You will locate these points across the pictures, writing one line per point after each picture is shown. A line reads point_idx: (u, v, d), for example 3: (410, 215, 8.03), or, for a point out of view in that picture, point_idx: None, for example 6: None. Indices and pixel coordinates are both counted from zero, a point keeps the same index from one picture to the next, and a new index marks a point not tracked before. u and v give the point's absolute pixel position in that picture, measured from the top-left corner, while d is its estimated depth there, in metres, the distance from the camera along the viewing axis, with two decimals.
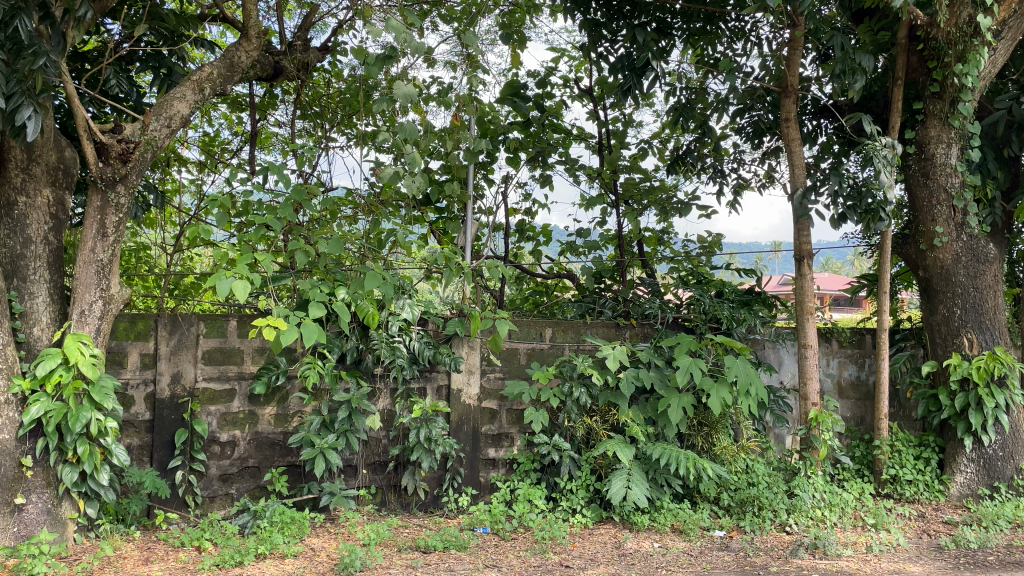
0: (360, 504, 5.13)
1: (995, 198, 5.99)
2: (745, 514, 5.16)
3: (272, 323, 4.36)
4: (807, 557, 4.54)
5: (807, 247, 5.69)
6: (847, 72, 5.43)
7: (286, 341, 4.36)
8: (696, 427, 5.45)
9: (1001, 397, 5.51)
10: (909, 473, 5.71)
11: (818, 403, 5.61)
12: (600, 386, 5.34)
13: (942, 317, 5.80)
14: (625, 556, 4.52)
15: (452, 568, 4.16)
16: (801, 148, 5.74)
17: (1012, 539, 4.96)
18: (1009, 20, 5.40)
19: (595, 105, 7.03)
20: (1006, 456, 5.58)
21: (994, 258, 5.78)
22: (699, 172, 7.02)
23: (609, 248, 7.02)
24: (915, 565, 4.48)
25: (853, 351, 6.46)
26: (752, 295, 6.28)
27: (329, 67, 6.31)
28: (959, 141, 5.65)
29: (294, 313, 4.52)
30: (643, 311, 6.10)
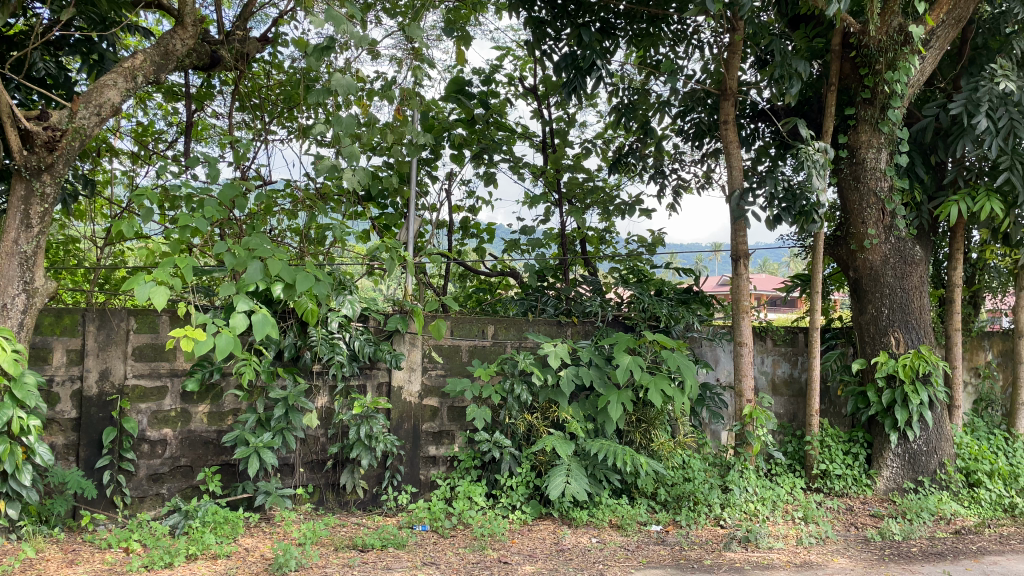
0: (297, 504, 5.05)
1: (922, 202, 6.20)
2: (681, 509, 5.24)
3: (187, 334, 4.12)
4: (739, 550, 4.64)
5: (743, 248, 5.81)
6: (784, 76, 5.56)
7: (201, 352, 4.11)
8: (634, 423, 5.52)
9: (925, 394, 5.71)
10: (838, 468, 5.88)
11: (752, 399, 5.74)
12: (541, 384, 5.37)
13: (870, 317, 5.99)
14: (563, 552, 4.55)
15: (389, 567, 4.12)
16: (738, 150, 5.87)
17: (933, 530, 5.15)
18: (937, 30, 5.60)
19: (539, 104, 7.05)
20: (929, 451, 5.80)
21: (920, 259, 6.01)
22: (641, 172, 7.10)
23: (553, 247, 7.02)
24: (842, 557, 4.62)
25: (786, 349, 6.62)
26: (691, 295, 6.39)
27: (270, 58, 6.20)
28: (888, 146, 5.83)
29: (214, 322, 4.29)
30: (584, 309, 6.17)
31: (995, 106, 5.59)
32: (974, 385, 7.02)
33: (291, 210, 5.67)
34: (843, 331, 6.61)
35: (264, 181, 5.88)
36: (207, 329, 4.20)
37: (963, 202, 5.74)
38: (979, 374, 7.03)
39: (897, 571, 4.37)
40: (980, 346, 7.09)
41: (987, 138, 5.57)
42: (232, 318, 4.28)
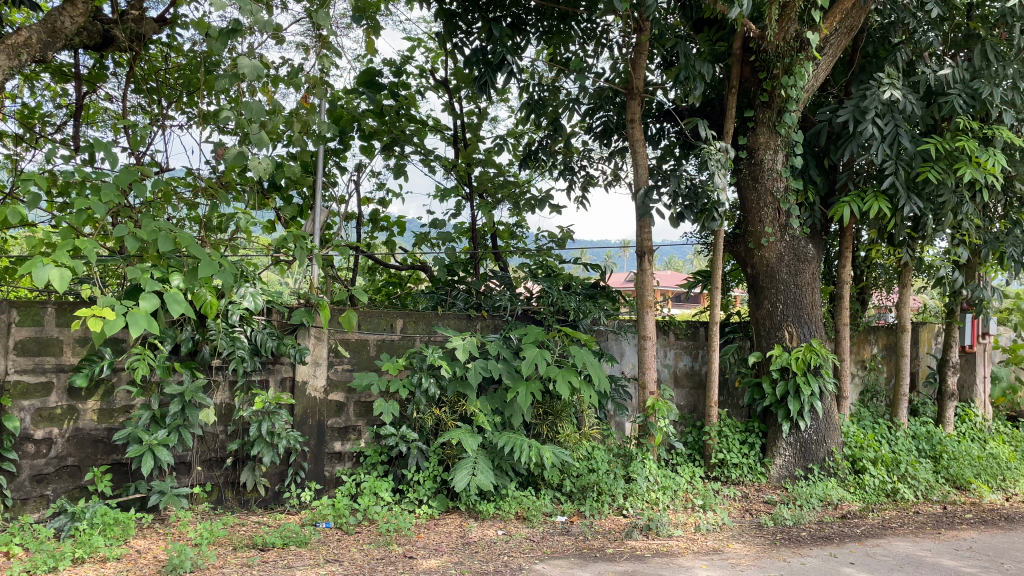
0: (193, 504, 4.88)
1: (814, 202, 6.51)
2: (586, 499, 5.35)
3: (94, 314, 3.98)
4: (641, 538, 4.77)
5: (648, 244, 5.96)
6: (689, 78, 5.74)
7: (111, 332, 3.98)
8: (542, 416, 5.58)
9: (816, 385, 6.01)
10: (735, 457, 6.11)
11: (655, 391, 5.89)
12: (449, 377, 5.33)
13: (766, 312, 6.26)
14: (469, 545, 4.56)
15: (290, 565, 4.04)
16: (645, 149, 6.01)
17: (821, 515, 5.43)
18: (830, 38, 5.89)
19: (451, 97, 7.03)
20: (819, 440, 6.10)
21: (812, 257, 6.31)
22: (550, 168, 7.19)
23: (463, 241, 6.94)
24: (738, 542, 4.81)
25: (688, 343, 6.83)
26: (598, 290, 6.50)
27: (168, 40, 5.96)
28: (784, 148, 6.08)
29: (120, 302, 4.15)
30: (494, 304, 6.19)
31: (882, 113, 5.89)
32: (861, 377, 7.40)
33: (191, 198, 5.46)
34: (741, 326, 6.86)
35: (162, 169, 5.64)
36: (115, 309, 4.06)
37: (853, 203, 6.02)
38: (865, 366, 7.43)
39: (787, 554, 4.57)
40: (867, 339, 7.49)
41: (874, 143, 5.87)
42: (140, 299, 4.19)
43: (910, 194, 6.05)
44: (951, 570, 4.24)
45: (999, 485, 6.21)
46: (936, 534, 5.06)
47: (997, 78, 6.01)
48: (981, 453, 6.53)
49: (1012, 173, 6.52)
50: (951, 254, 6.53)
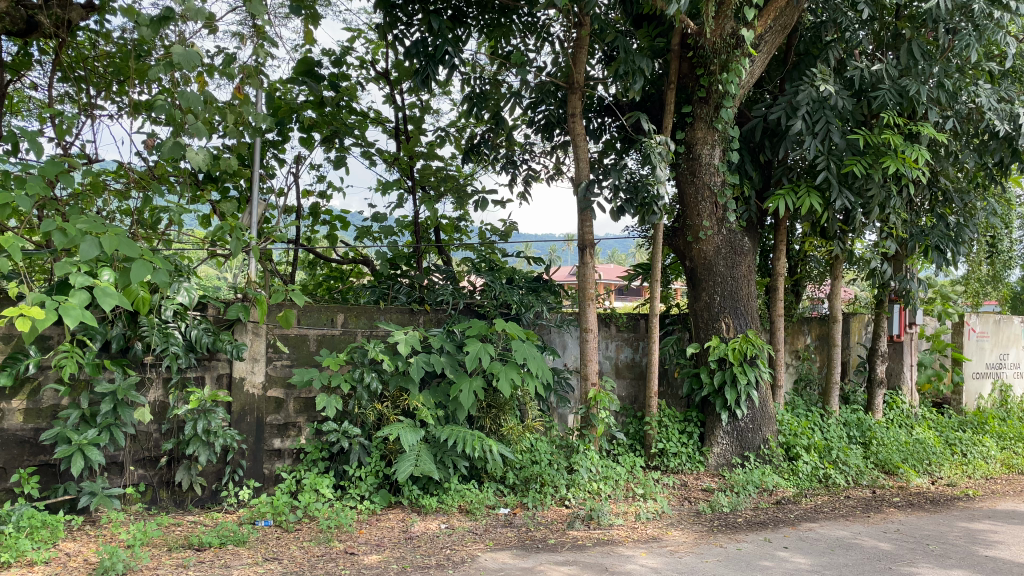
0: (125, 504, 4.76)
1: (750, 196, 6.66)
2: (528, 491, 5.38)
3: (23, 313, 3.86)
4: (582, 528, 4.83)
5: (590, 237, 6.03)
6: (628, 73, 5.81)
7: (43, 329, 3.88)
8: (484, 409, 5.59)
9: (752, 374, 6.16)
10: (674, 446, 6.23)
11: (597, 383, 5.96)
12: (391, 371, 5.31)
13: (704, 304, 6.39)
14: (411, 539, 4.55)
15: (228, 565, 3.97)
16: (586, 143, 6.06)
17: (757, 502, 5.57)
18: (765, 35, 6.01)
19: (392, 89, 6.98)
20: (755, 428, 6.25)
21: (748, 250, 6.45)
22: (493, 161, 7.20)
23: (406, 235, 6.85)
24: (676, 530, 4.90)
25: (629, 335, 6.91)
26: (541, 283, 6.54)
27: (97, 27, 5.77)
28: (721, 143, 6.19)
29: (51, 298, 4.05)
30: (437, 298, 6.10)
31: (814, 109, 6.06)
32: (795, 367, 7.59)
33: (122, 189, 5.29)
34: (680, 318, 6.98)
35: (90, 160, 5.46)
36: (46, 306, 3.95)
37: (787, 198, 6.17)
38: (799, 356, 7.61)
39: (724, 540, 4.68)
40: (800, 330, 7.65)
41: (807, 138, 6.03)
42: (72, 294, 4.09)
43: (841, 187, 6.22)
44: (878, 552, 4.39)
45: (925, 469, 6.45)
46: (865, 517, 5.24)
47: (923, 77, 6.20)
48: (908, 439, 6.78)
49: (936, 169, 6.77)
50: (879, 248, 6.74)
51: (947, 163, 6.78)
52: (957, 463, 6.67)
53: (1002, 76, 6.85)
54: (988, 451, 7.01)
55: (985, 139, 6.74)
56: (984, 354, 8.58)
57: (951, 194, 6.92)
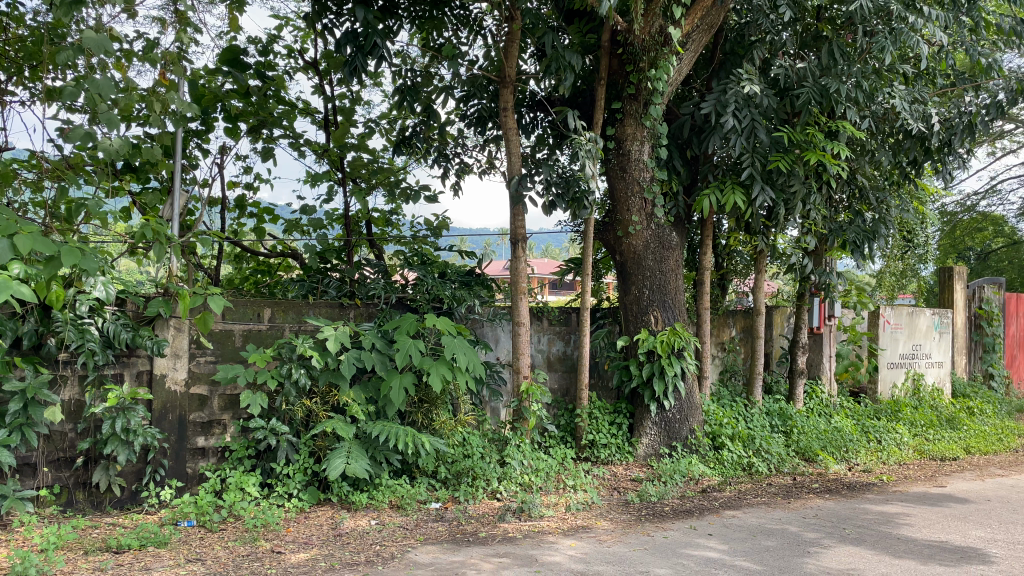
0: (39, 507, 4.58)
1: (678, 192, 6.78)
2: (460, 485, 5.39)
3: None
4: (513, 521, 4.86)
5: (522, 232, 6.05)
6: (557, 69, 5.84)
7: None
8: (416, 404, 5.55)
9: (679, 366, 6.29)
10: (604, 437, 6.32)
11: (529, 376, 6.00)
12: (319, 368, 5.19)
13: (634, 297, 6.50)
14: (340, 536, 4.50)
15: (148, 567, 3.85)
16: (517, 137, 6.07)
17: (683, 490, 5.71)
18: (692, 34, 6.14)
19: (320, 79, 6.90)
20: (682, 418, 6.40)
21: (676, 245, 6.59)
22: (425, 154, 7.17)
23: (336, 228, 6.80)
24: (605, 519, 4.97)
25: (560, 328, 6.97)
26: (473, 277, 6.54)
27: (9, 9, 5.49)
28: (650, 139, 6.31)
29: None
30: (368, 292, 6.06)
31: (740, 107, 6.20)
32: (720, 358, 7.75)
33: (35, 180, 5.12)
34: (610, 312, 7.08)
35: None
36: None
37: (714, 194, 6.31)
38: (724, 348, 7.78)
39: (651, 529, 4.77)
40: (725, 323, 7.82)
41: (733, 135, 6.17)
42: None
43: (765, 183, 6.39)
44: (798, 536, 4.55)
45: (842, 456, 6.71)
46: (786, 504, 5.42)
47: (843, 76, 6.38)
48: (827, 428, 7.05)
49: (853, 166, 7.03)
50: (800, 243, 6.99)
51: (864, 161, 7.04)
52: (872, 449, 6.95)
53: (915, 78, 7.13)
54: (901, 438, 7.33)
55: (899, 138, 7.03)
56: (898, 344, 8.92)
57: (868, 192, 7.19)
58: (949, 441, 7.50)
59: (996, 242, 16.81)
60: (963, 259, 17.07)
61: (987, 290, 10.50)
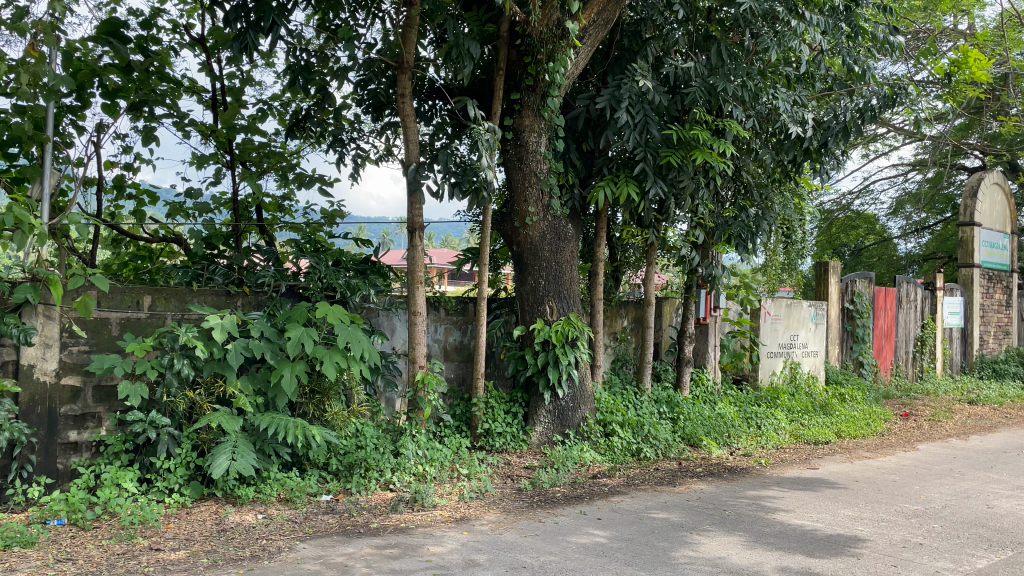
0: None
1: (574, 184, 6.89)
2: (352, 477, 5.31)
3: None
4: (405, 511, 4.84)
5: (419, 220, 5.99)
6: (457, 57, 5.79)
7: None
8: (308, 395, 5.41)
9: (573, 355, 6.41)
10: (499, 426, 6.39)
11: (424, 365, 5.97)
12: (204, 358, 4.97)
13: (530, 287, 6.57)
14: (225, 531, 4.35)
15: (11, 569, 3.62)
16: (415, 125, 6.00)
17: (575, 476, 5.84)
18: (589, 28, 6.22)
19: (208, 57, 6.65)
20: (574, 406, 6.53)
21: (571, 237, 6.70)
22: (319, 138, 7.05)
23: (224, 213, 6.50)
24: (497, 507, 5.01)
25: (458, 318, 6.96)
26: (368, 265, 6.43)
27: None
28: (547, 132, 6.37)
29: None
30: (256, 280, 5.85)
31: (634, 102, 6.38)
32: (613, 348, 7.91)
33: None
34: (507, 302, 7.12)
35: None
36: None
37: (608, 187, 6.44)
38: (616, 338, 7.95)
39: (543, 515, 4.85)
40: (617, 313, 7.97)
41: (627, 130, 6.33)
42: None
43: (656, 178, 6.60)
44: (680, 520, 4.73)
45: (725, 441, 7.02)
46: (671, 488, 5.63)
47: (730, 76, 6.66)
48: (711, 414, 7.36)
49: (739, 164, 7.34)
50: (689, 236, 7.30)
51: (748, 158, 7.35)
52: (752, 435, 7.30)
53: (797, 81, 7.49)
54: (779, 423, 7.73)
55: (780, 139, 7.35)
56: (776, 335, 9.35)
57: (751, 188, 7.55)
58: (822, 425, 7.96)
59: (867, 239, 17.95)
60: (838, 256, 18.11)
61: (858, 284, 11.18)
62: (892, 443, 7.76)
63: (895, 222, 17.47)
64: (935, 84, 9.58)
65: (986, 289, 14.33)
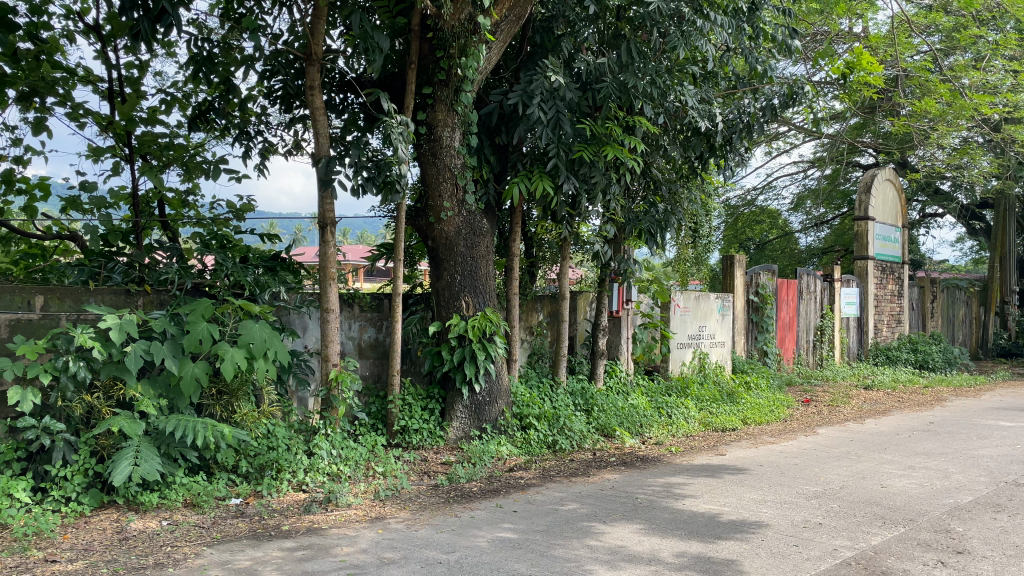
0: None
1: (489, 179, 6.90)
2: (263, 479, 5.19)
3: None
4: (319, 511, 4.77)
5: (330, 216, 5.87)
6: (367, 50, 5.71)
7: None
8: (215, 396, 5.24)
9: (489, 350, 6.43)
10: (416, 423, 6.35)
11: (338, 364, 5.88)
12: (102, 360, 4.75)
13: (445, 283, 6.56)
14: (127, 540, 4.18)
15: None
16: (326, 118, 5.88)
17: (492, 470, 5.87)
18: (501, 24, 6.25)
19: (104, 45, 6.36)
20: (491, 401, 6.56)
21: (486, 231, 6.71)
22: (224, 131, 6.87)
23: (122, 208, 6.16)
24: (413, 504, 4.99)
25: (373, 315, 6.86)
26: (278, 262, 6.30)
27: None
28: (461, 127, 6.35)
29: None
30: (158, 277, 5.67)
31: (546, 99, 6.44)
32: (529, 342, 7.97)
33: None
34: (423, 297, 7.08)
35: None
36: None
37: (522, 183, 6.48)
38: (532, 332, 8.01)
39: (459, 510, 4.85)
40: (533, 307, 8.06)
41: (540, 127, 6.40)
42: None
43: (569, 174, 6.66)
44: (593, 510, 4.82)
45: (637, 431, 7.19)
46: (585, 478, 5.73)
47: (640, 73, 6.72)
48: (624, 404, 7.54)
49: (649, 160, 7.49)
50: (601, 231, 7.40)
51: (657, 155, 7.52)
52: (663, 424, 7.50)
53: (703, 79, 7.72)
54: (689, 412, 7.97)
55: (687, 135, 7.56)
56: (686, 326, 9.60)
57: (661, 184, 7.72)
58: (729, 413, 8.24)
59: (771, 234, 18.68)
60: (744, 249, 18.74)
61: (762, 276, 11.58)
62: (794, 428, 8.11)
63: (796, 217, 18.26)
64: (831, 84, 10.02)
65: (880, 280, 15.12)
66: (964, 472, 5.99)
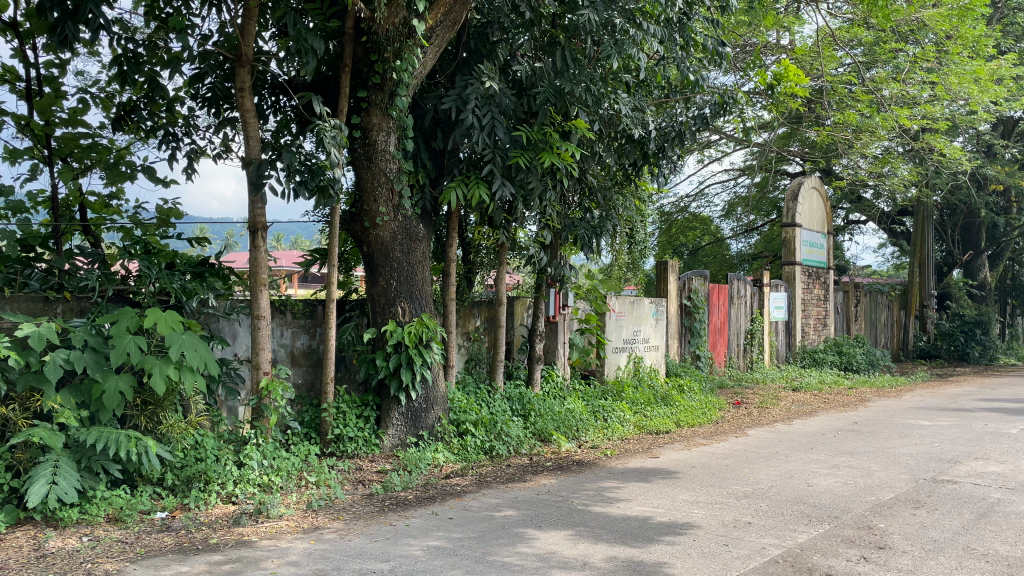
0: None
1: (425, 184, 6.87)
2: (189, 491, 5.05)
3: None
4: (249, 523, 4.66)
5: (261, 220, 5.75)
6: (300, 52, 5.62)
7: None
8: (139, 407, 5.07)
9: (426, 357, 6.39)
10: (351, 431, 6.26)
11: (269, 372, 5.75)
12: (18, 370, 4.55)
13: (381, 289, 6.50)
14: (44, 558, 4.00)
15: None
16: (257, 121, 5.76)
17: (427, 478, 5.83)
18: (436, 29, 6.23)
19: (22, 43, 6.09)
20: (427, 407, 6.51)
21: (422, 237, 6.66)
22: (150, 133, 6.69)
23: (42, 212, 5.95)
24: (347, 513, 4.92)
25: (305, 321, 6.74)
26: (206, 268, 6.14)
27: None
28: (396, 131, 6.31)
29: None
30: (78, 283, 5.48)
31: (482, 104, 6.44)
32: (466, 347, 7.91)
33: None
34: (359, 304, 6.99)
35: None
36: None
37: (458, 188, 6.46)
38: (469, 338, 7.96)
39: (394, 518, 4.80)
40: (471, 314, 8.00)
41: (476, 132, 6.38)
42: None
43: (505, 179, 6.67)
44: (528, 516, 4.84)
45: (573, 435, 7.25)
46: (520, 483, 5.75)
47: (575, 80, 6.80)
48: (560, 409, 7.59)
49: (584, 166, 7.56)
50: (538, 237, 7.45)
51: (592, 161, 7.57)
52: (599, 428, 7.58)
53: (636, 87, 7.84)
54: (624, 416, 8.07)
55: (621, 142, 7.69)
56: (621, 330, 9.72)
57: (596, 190, 7.80)
58: (663, 416, 8.38)
59: (703, 240, 19.13)
60: (678, 255, 19.12)
61: (695, 282, 11.81)
62: (725, 429, 8.30)
63: (727, 223, 18.73)
64: (759, 94, 10.31)
65: (807, 285, 15.60)
66: (886, 470, 6.21)
